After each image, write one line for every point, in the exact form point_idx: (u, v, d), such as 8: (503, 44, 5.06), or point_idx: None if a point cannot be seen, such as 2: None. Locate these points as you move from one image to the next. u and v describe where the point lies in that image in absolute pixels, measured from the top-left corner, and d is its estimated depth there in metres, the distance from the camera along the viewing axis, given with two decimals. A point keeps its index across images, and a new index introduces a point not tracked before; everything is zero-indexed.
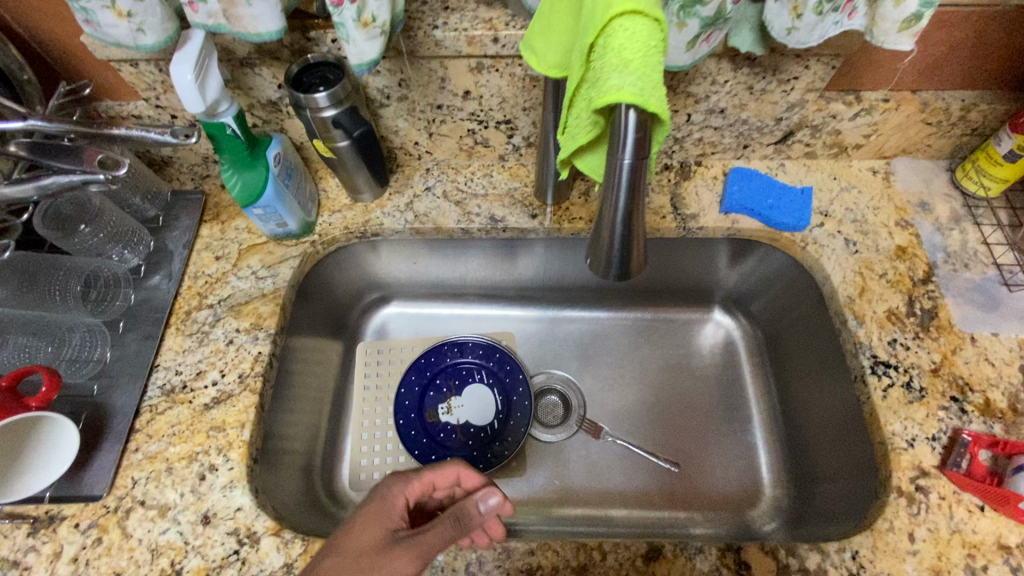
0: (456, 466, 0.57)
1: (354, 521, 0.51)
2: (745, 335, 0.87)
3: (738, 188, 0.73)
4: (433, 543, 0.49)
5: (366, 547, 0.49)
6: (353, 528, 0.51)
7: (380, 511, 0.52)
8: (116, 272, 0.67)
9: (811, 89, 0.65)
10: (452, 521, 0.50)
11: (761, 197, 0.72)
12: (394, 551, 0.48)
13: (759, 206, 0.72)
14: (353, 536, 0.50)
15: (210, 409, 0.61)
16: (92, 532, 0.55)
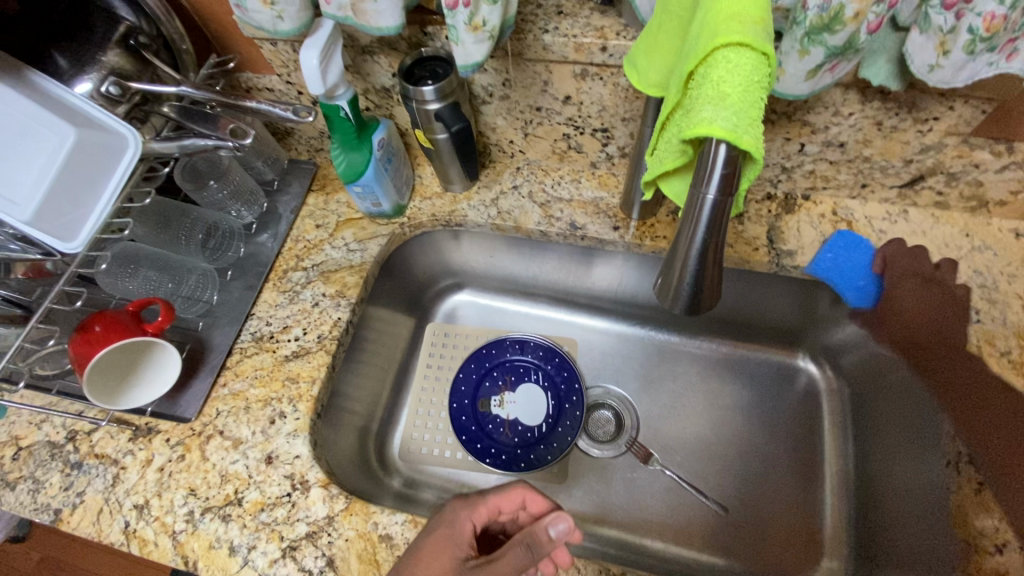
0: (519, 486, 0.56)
1: (424, 545, 0.52)
2: (828, 388, 0.80)
3: (833, 254, 0.66)
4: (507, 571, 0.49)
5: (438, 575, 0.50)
6: (422, 556, 0.51)
7: (449, 537, 0.52)
8: (232, 226, 0.75)
9: (952, 133, 0.57)
10: (524, 549, 0.49)
11: (850, 270, 0.66)
12: None
13: (843, 281, 0.67)
14: (423, 564, 0.50)
15: (288, 361, 0.67)
16: (178, 448, 0.63)
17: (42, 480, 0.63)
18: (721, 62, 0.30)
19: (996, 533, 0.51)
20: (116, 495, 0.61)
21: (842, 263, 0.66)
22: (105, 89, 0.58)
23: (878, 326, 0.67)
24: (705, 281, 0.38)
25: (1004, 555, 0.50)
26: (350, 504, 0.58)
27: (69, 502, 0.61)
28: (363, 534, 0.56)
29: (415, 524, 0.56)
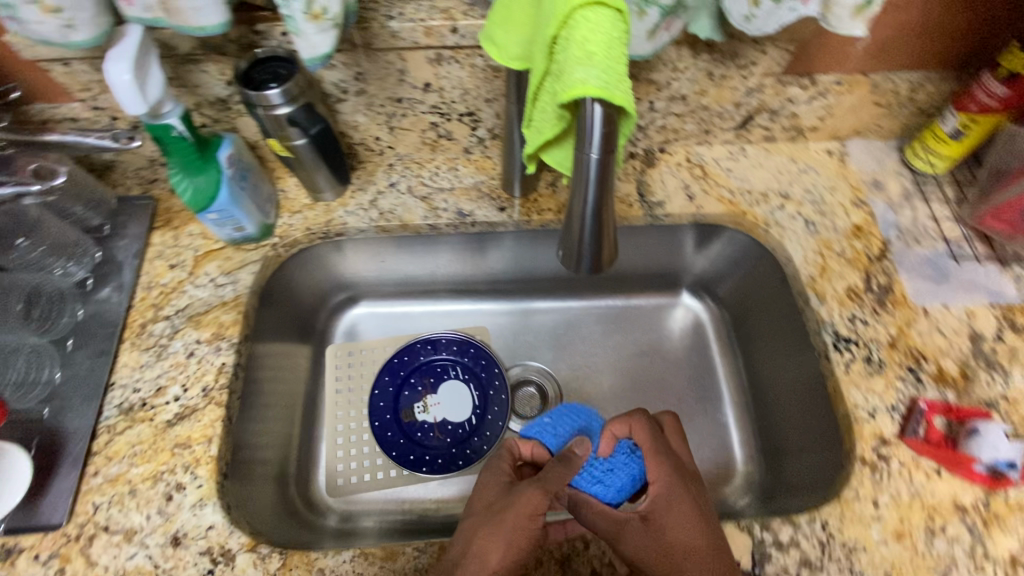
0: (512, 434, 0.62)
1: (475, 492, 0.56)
2: (714, 318, 0.88)
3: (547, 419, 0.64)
4: (554, 480, 0.52)
5: (494, 501, 0.53)
6: (477, 494, 0.55)
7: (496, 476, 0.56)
8: (60, 288, 0.63)
9: (769, 74, 0.66)
10: (561, 460, 0.54)
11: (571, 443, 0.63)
12: (522, 491, 0.52)
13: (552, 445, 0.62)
14: (479, 498, 0.54)
15: (173, 425, 0.58)
16: (53, 563, 0.52)
17: None
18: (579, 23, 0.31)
19: (867, 404, 0.60)
20: None
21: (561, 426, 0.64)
22: None
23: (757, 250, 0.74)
24: (604, 241, 0.39)
25: (876, 420, 0.59)
26: (286, 559, 0.52)
27: None
28: None
29: (366, 555, 0.52)
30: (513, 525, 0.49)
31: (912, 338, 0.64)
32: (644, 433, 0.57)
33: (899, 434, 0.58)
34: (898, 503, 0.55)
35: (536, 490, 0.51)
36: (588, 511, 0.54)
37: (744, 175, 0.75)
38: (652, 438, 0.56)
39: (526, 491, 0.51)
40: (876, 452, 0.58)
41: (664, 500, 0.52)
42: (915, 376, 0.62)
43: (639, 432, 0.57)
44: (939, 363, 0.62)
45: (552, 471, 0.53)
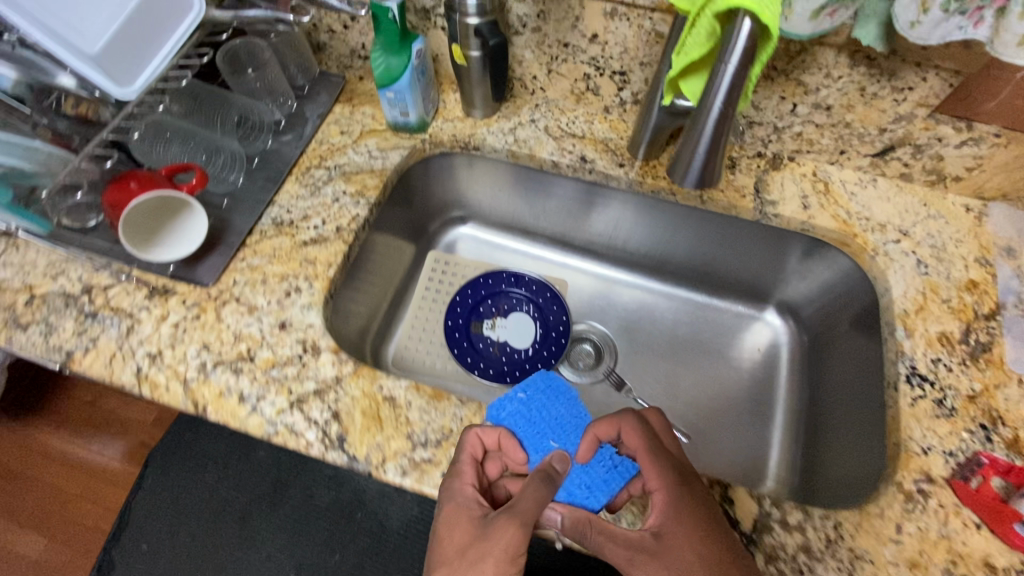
0: (473, 428, 0.58)
1: (440, 524, 0.53)
2: (791, 340, 0.89)
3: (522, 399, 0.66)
4: (529, 505, 0.52)
5: (467, 543, 0.51)
6: (443, 532, 0.52)
7: (458, 508, 0.53)
8: (263, 119, 0.78)
9: (924, 104, 0.66)
10: (542, 482, 0.55)
11: (544, 433, 0.64)
12: (495, 530, 0.50)
13: (526, 434, 0.63)
14: (448, 541, 0.52)
15: (306, 245, 0.71)
16: (194, 309, 0.66)
17: (54, 324, 0.65)
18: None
19: (923, 439, 0.59)
20: (130, 343, 0.64)
21: (537, 407, 0.66)
22: None
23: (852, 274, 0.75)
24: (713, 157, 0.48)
25: (927, 456, 0.58)
26: (358, 369, 0.62)
27: (82, 346, 0.64)
28: (368, 394, 0.61)
29: (418, 390, 0.61)
30: (495, 570, 0.48)
31: (995, 399, 0.62)
32: (634, 436, 0.60)
33: (947, 477, 0.57)
34: (924, 537, 0.54)
35: (514, 527, 0.50)
36: (599, 536, 0.52)
37: (867, 203, 0.75)
38: (648, 441, 0.59)
39: (504, 529, 0.50)
40: (916, 484, 0.57)
41: (671, 511, 0.53)
42: (985, 434, 0.59)
43: (632, 438, 0.60)
44: (1017, 431, 0.60)
45: (526, 501, 0.52)
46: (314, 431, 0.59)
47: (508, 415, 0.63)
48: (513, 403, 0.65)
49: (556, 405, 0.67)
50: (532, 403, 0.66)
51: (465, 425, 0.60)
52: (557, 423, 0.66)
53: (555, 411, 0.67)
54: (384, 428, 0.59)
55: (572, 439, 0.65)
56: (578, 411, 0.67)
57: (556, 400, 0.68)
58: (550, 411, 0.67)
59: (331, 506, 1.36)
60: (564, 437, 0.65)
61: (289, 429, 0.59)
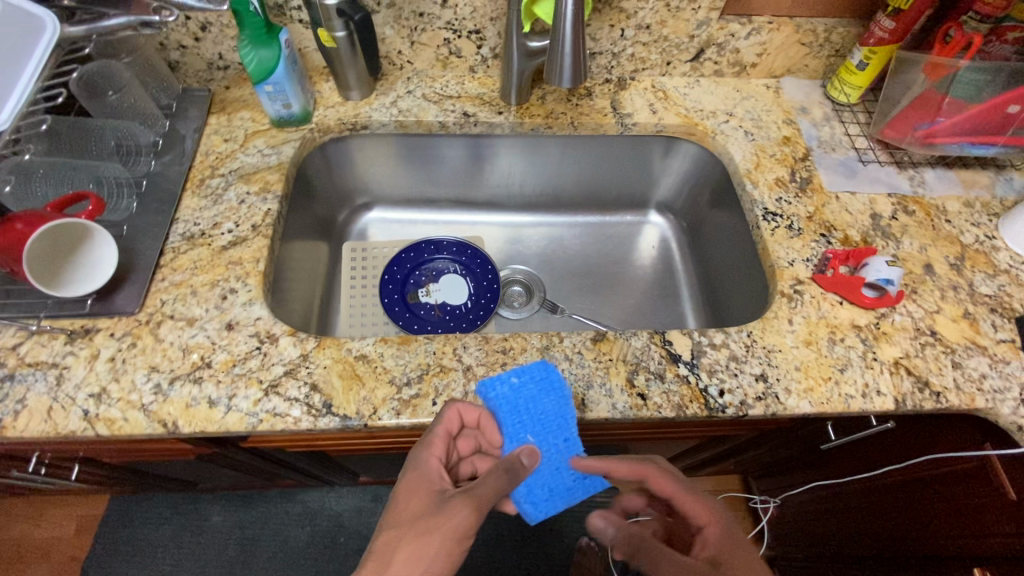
0: (455, 405, 0.59)
1: (398, 495, 0.59)
2: (675, 230, 1.05)
3: (518, 380, 0.62)
4: (487, 492, 0.57)
5: (417, 512, 0.56)
6: (400, 500, 0.58)
7: (420, 479, 0.59)
8: (139, 142, 0.76)
9: (714, 8, 0.83)
10: (505, 473, 0.59)
11: (526, 424, 0.63)
12: (450, 507, 0.55)
13: (508, 419, 0.62)
14: (402, 508, 0.57)
15: (227, 249, 0.71)
16: (127, 338, 0.63)
17: None
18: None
19: (787, 256, 0.76)
20: (65, 391, 0.60)
21: (526, 397, 0.62)
22: None
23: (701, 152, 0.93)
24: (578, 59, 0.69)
25: (794, 266, 0.75)
26: (321, 341, 0.65)
27: (10, 409, 0.58)
28: (339, 359, 0.64)
29: (385, 342, 0.65)
30: (440, 546, 0.53)
31: (826, 214, 0.80)
32: (663, 481, 0.62)
33: (811, 276, 0.74)
34: (808, 322, 0.70)
35: (468, 510, 0.55)
36: None
37: (697, 99, 0.92)
38: (686, 484, 0.63)
39: (459, 509, 0.55)
40: (792, 287, 0.73)
41: (722, 541, 0.60)
42: (827, 239, 0.78)
43: (662, 484, 0.62)
44: (846, 231, 0.79)
45: (485, 487, 0.58)
46: (298, 407, 0.60)
47: (494, 398, 0.62)
48: (503, 386, 0.62)
49: (546, 397, 0.62)
50: (521, 393, 0.62)
51: (439, 356, 0.64)
52: (542, 418, 0.62)
53: (545, 405, 0.62)
54: (365, 382, 0.62)
55: (552, 437, 0.62)
56: (565, 410, 0.61)
57: (547, 393, 0.62)
58: (539, 405, 0.62)
59: (310, 541, 1.30)
60: (544, 435, 0.63)
61: (272, 413, 0.60)
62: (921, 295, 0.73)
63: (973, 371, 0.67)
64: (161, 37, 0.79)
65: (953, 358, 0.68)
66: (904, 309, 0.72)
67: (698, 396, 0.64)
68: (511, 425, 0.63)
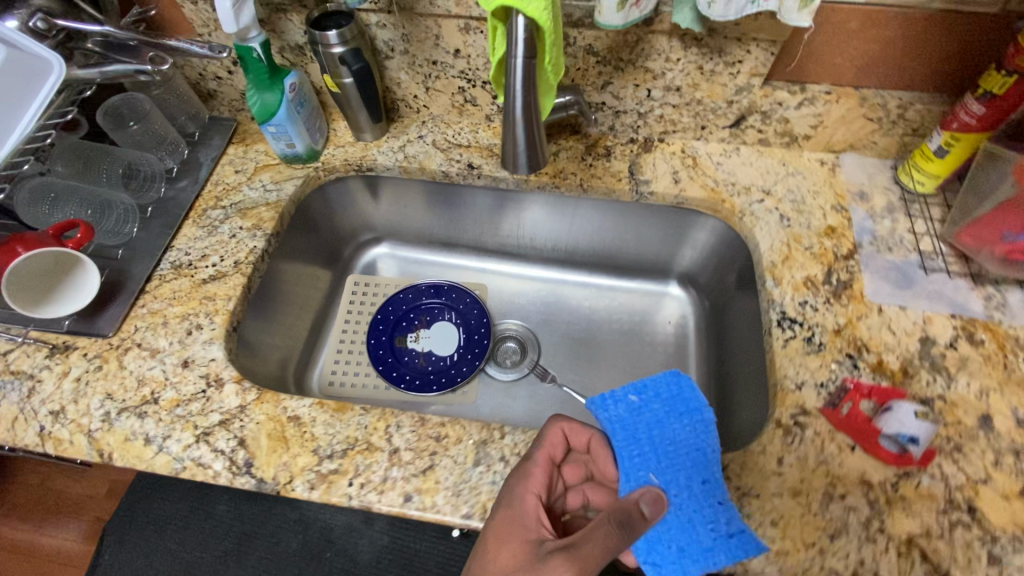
0: (560, 423, 0.62)
1: (489, 539, 0.54)
2: (695, 308, 0.94)
3: (636, 398, 0.65)
4: (595, 553, 0.52)
5: (512, 565, 0.53)
6: (492, 546, 0.54)
7: (514, 520, 0.54)
8: (153, 169, 0.79)
9: (755, 74, 0.72)
10: (618, 529, 0.54)
11: (648, 458, 0.61)
12: (551, 561, 0.52)
13: (628, 440, 0.62)
14: (499, 553, 0.53)
15: (205, 283, 0.73)
16: (96, 360, 0.67)
17: None
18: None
19: (796, 376, 0.64)
20: (31, 404, 0.64)
21: (649, 419, 0.64)
22: (32, 23, 0.60)
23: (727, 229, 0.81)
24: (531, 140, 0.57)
25: (801, 391, 0.63)
26: (261, 394, 0.64)
27: None
28: (272, 417, 0.63)
29: (321, 406, 0.63)
30: None
31: (859, 330, 0.67)
32: None
33: (820, 407, 0.62)
34: (803, 465, 0.58)
35: (570, 568, 0.51)
36: None
37: (732, 170, 0.81)
38: None
39: (560, 567, 0.51)
40: (793, 417, 0.61)
41: None
42: (852, 362, 0.64)
43: None
44: (881, 356, 0.65)
45: (591, 544, 0.53)
46: (221, 461, 0.60)
47: (609, 418, 0.64)
48: (620, 407, 0.65)
49: (673, 421, 0.64)
50: (643, 412, 0.64)
51: (370, 432, 0.61)
52: (671, 447, 0.62)
53: (675, 430, 0.63)
54: (290, 446, 0.61)
55: (682, 476, 0.59)
56: (702, 440, 0.61)
57: (677, 417, 0.64)
58: (666, 428, 0.63)
59: (299, 550, 1.34)
60: (666, 470, 0.60)
61: (195, 462, 0.60)
62: (966, 456, 0.58)
63: (1016, 574, 0.52)
64: (197, 68, 0.83)
65: (990, 550, 0.53)
66: (936, 471, 0.57)
67: (640, 535, 0.56)
68: (629, 459, 0.61)
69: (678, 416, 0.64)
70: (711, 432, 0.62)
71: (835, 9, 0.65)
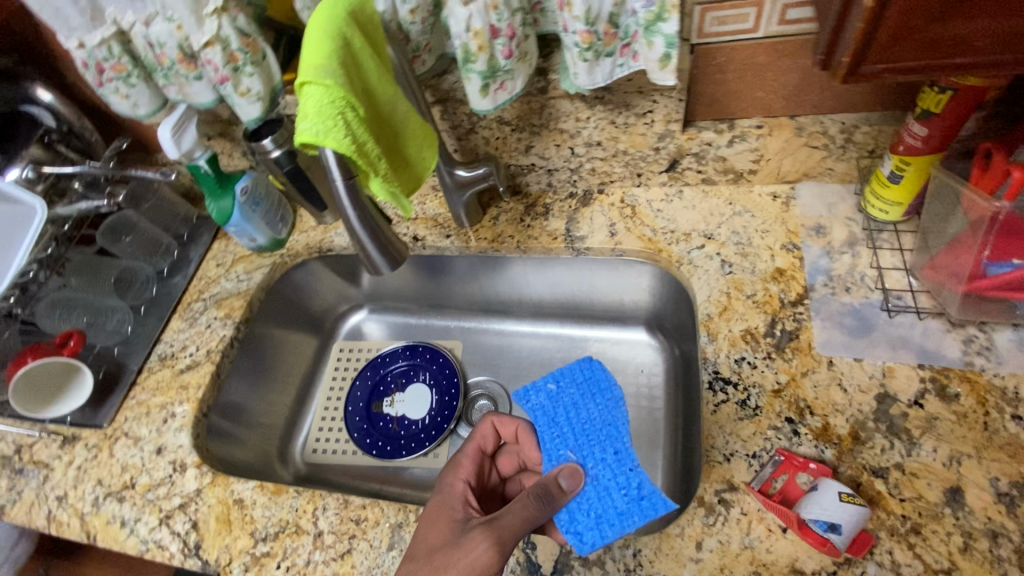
0: (490, 418, 0.64)
1: (421, 527, 0.55)
2: (665, 355, 0.85)
3: (553, 385, 0.65)
4: (513, 523, 0.51)
5: (436, 545, 0.51)
6: (422, 531, 0.54)
7: (443, 506, 0.55)
8: (147, 274, 0.91)
9: (672, 120, 0.69)
10: (536, 499, 0.54)
11: (567, 438, 0.62)
12: (468, 538, 0.50)
13: (548, 423, 0.63)
14: (424, 539, 0.53)
15: (182, 373, 0.82)
16: (93, 449, 0.77)
17: None
18: (352, 84, 0.46)
19: (726, 446, 0.58)
20: (44, 490, 0.74)
21: (565, 404, 0.65)
22: (24, 173, 0.75)
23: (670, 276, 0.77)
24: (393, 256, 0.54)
25: (730, 463, 0.57)
26: (214, 478, 0.71)
27: (10, 499, 0.74)
28: (222, 500, 0.68)
29: (262, 488, 0.68)
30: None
31: (803, 389, 0.60)
32: None
33: (750, 483, 0.55)
34: (725, 551, 0.53)
35: (488, 544, 0.49)
36: None
37: (673, 216, 0.76)
38: None
39: (477, 542, 0.50)
40: (717, 495, 0.55)
41: None
42: (793, 428, 0.58)
43: None
44: (827, 418, 0.57)
45: (512, 515, 0.52)
46: (176, 542, 0.67)
47: (530, 407, 0.65)
48: (540, 395, 0.65)
49: (589, 402, 0.65)
50: (561, 397, 0.65)
51: (299, 515, 0.65)
52: (587, 424, 0.63)
53: (590, 411, 0.64)
54: (233, 529, 0.66)
55: (600, 449, 0.61)
56: (614, 414, 0.63)
57: (592, 398, 0.65)
58: (582, 409, 0.64)
59: None
60: (585, 446, 0.62)
61: (157, 544, 0.67)
62: (922, 539, 0.50)
63: None
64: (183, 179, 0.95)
65: None
66: (883, 559, 0.50)
67: None
68: (550, 440, 0.63)
69: (598, 395, 0.65)
70: (624, 409, 0.63)
71: (735, 47, 0.61)
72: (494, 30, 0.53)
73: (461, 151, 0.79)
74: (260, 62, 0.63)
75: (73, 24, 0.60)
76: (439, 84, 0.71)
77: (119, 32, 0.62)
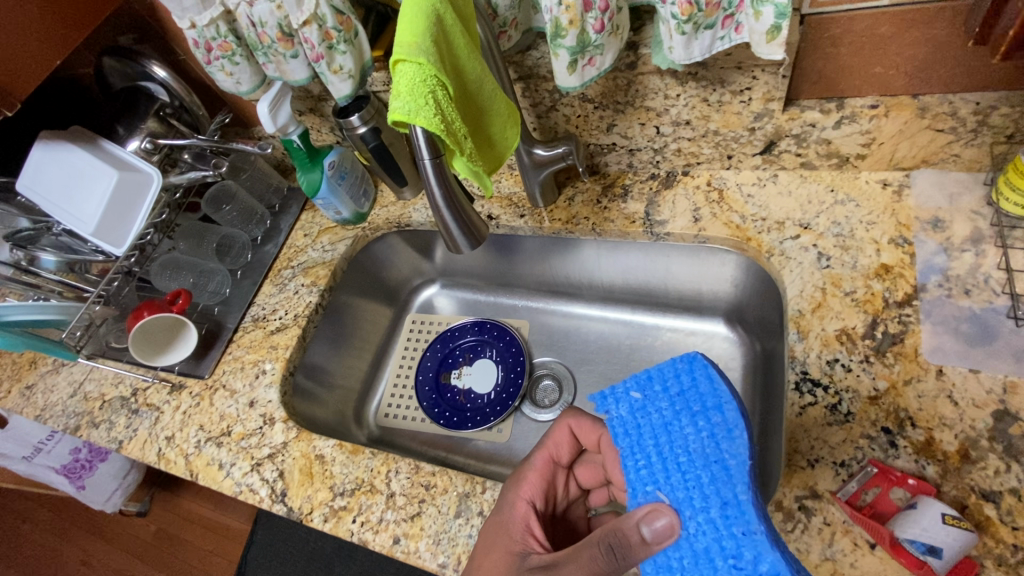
0: (568, 423, 0.62)
1: (483, 541, 0.58)
2: (743, 351, 0.81)
3: (640, 396, 0.52)
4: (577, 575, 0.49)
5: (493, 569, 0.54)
6: (483, 549, 0.57)
7: (505, 528, 0.57)
8: (243, 241, 0.98)
9: (772, 98, 0.64)
10: (608, 549, 0.48)
11: (658, 474, 0.49)
12: None
13: (633, 446, 0.51)
14: (484, 560, 0.56)
15: (273, 334, 0.88)
16: (196, 397, 0.85)
17: (113, 421, 0.85)
18: (443, 63, 0.47)
19: (811, 451, 0.54)
20: (155, 430, 0.83)
21: (656, 423, 0.51)
22: (143, 146, 0.83)
23: (756, 265, 0.72)
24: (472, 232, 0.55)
25: (815, 470, 0.53)
26: (299, 433, 0.76)
27: (127, 435, 0.83)
28: (305, 454, 0.74)
29: (341, 447, 0.73)
30: None
31: (905, 398, 0.55)
32: None
33: (835, 493, 0.52)
34: (803, 560, 0.50)
35: None
36: None
37: (764, 202, 0.72)
38: None
39: None
40: (797, 501, 0.52)
41: None
42: (889, 439, 0.53)
43: None
44: (931, 432, 0.52)
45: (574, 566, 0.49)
46: (265, 488, 0.73)
47: (612, 421, 0.52)
48: (624, 406, 0.52)
49: (685, 424, 0.50)
50: (649, 413, 0.51)
51: (373, 475, 0.69)
52: (684, 457, 0.49)
53: (687, 436, 0.49)
54: (314, 481, 0.71)
55: (701, 497, 0.47)
56: (721, 449, 0.48)
57: (691, 418, 0.50)
58: (676, 433, 0.50)
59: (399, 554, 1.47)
60: (681, 486, 0.48)
61: (248, 487, 0.74)
62: None
63: None
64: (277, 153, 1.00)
65: None
66: None
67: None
68: (635, 470, 0.50)
69: (697, 417, 0.50)
70: (740, 447, 0.47)
71: (853, 17, 0.55)
72: (586, 3, 0.51)
73: (541, 129, 0.78)
74: (353, 39, 0.65)
75: (186, 5, 0.63)
76: (522, 60, 0.70)
77: (225, 11, 0.65)
